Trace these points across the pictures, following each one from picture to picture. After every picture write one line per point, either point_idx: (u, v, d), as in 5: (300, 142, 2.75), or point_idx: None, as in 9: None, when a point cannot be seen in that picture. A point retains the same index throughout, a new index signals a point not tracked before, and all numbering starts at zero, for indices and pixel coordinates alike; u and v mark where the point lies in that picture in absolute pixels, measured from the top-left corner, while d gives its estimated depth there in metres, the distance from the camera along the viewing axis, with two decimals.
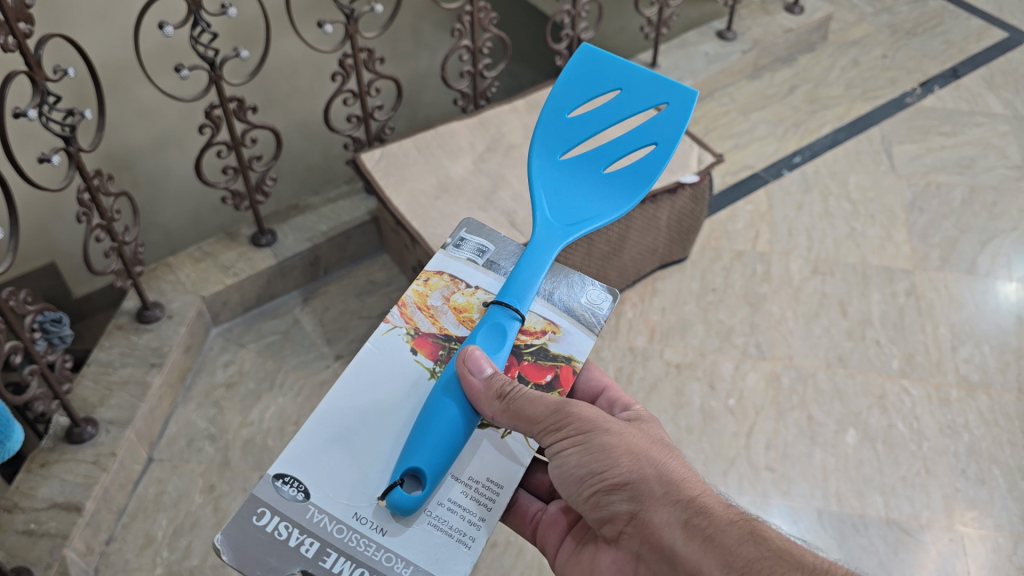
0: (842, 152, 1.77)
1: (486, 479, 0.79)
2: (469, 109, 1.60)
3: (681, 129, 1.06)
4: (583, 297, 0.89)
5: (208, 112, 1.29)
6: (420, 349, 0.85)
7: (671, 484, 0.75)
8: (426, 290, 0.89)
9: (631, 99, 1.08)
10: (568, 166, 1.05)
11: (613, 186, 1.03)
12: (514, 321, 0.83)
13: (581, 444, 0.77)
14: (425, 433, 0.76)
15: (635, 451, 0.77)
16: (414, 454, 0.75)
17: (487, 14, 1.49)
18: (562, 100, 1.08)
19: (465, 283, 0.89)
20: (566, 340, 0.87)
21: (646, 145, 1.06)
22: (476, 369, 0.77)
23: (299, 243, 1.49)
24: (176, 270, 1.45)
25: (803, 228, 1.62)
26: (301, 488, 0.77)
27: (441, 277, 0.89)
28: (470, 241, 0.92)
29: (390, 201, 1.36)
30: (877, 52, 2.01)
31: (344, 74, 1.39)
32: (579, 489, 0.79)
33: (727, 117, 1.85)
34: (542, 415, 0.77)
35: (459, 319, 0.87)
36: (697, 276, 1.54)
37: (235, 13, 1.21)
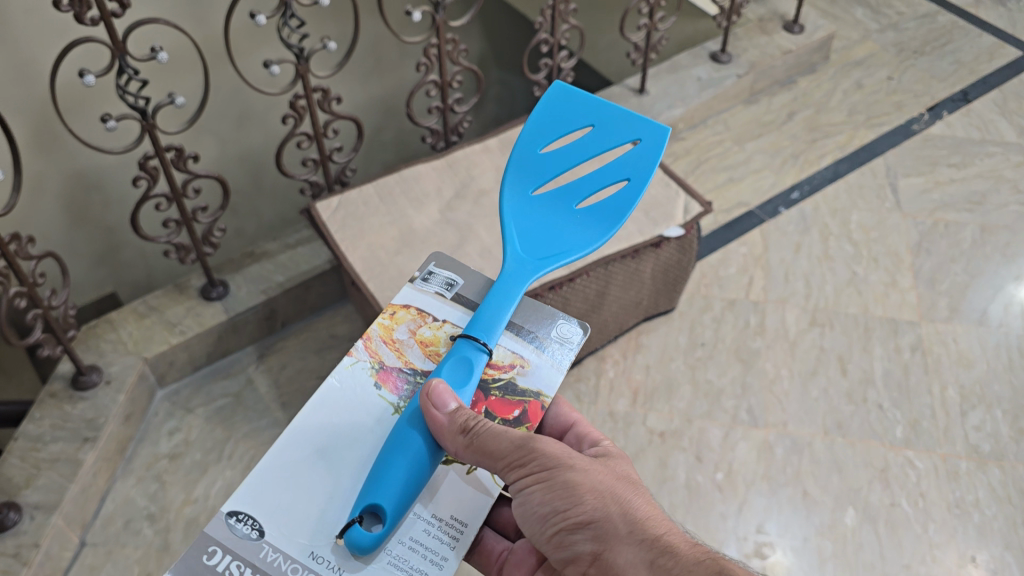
0: (844, 187, 1.65)
1: (449, 515, 0.73)
2: (439, 146, 1.47)
3: (654, 163, 0.98)
4: (552, 329, 0.82)
5: (142, 163, 1.18)
6: (384, 383, 0.79)
7: (636, 522, 0.72)
8: (391, 323, 0.82)
9: (604, 135, 1.01)
10: (540, 201, 0.97)
11: (586, 221, 0.95)
12: (480, 355, 0.77)
13: (542, 480, 0.73)
14: (385, 467, 0.70)
15: (599, 488, 0.74)
16: (375, 489, 0.69)
17: (457, 47, 1.37)
18: (533, 135, 1.02)
19: (432, 315, 0.83)
20: (535, 373, 0.80)
21: (616, 180, 0.99)
22: (440, 400, 0.71)
23: (252, 296, 1.39)
24: (119, 328, 1.35)
25: (801, 273, 1.50)
26: (255, 525, 0.70)
27: (407, 310, 0.83)
28: (439, 273, 0.85)
29: (346, 258, 1.25)
30: (882, 74, 1.88)
31: (296, 116, 1.27)
32: (542, 528, 0.75)
33: (721, 146, 1.72)
34: (506, 450, 0.72)
35: (425, 353, 0.81)
36: (685, 329, 1.42)
37: (167, 57, 1.10)
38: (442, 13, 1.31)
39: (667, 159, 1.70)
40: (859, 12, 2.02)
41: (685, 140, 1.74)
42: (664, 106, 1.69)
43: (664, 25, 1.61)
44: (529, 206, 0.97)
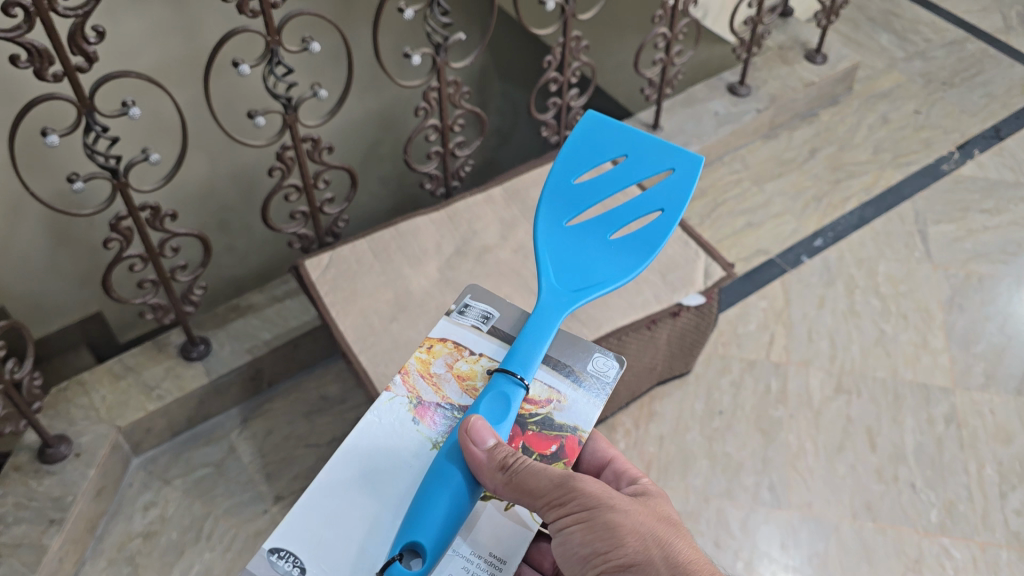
0: (870, 234, 1.55)
1: (486, 552, 0.70)
2: (439, 192, 1.36)
3: (686, 194, 0.97)
4: (588, 362, 0.78)
5: (114, 224, 1.08)
6: (421, 417, 0.76)
7: (679, 565, 0.70)
8: (428, 356, 0.79)
9: (637, 168, 1.01)
10: (574, 233, 0.94)
11: (621, 252, 0.92)
12: (518, 389, 0.74)
13: (583, 521, 0.70)
14: (425, 503, 0.67)
15: (641, 529, 0.71)
16: (415, 524, 0.66)
17: (459, 89, 1.26)
18: (564, 168, 1.00)
19: (469, 348, 0.80)
20: (572, 408, 0.76)
21: (648, 213, 0.97)
22: (479, 435, 0.68)
23: (236, 356, 1.29)
24: (92, 391, 1.25)
25: (825, 332, 1.40)
26: (295, 561, 0.67)
27: (445, 343, 0.80)
28: (475, 306, 0.82)
29: (337, 325, 1.15)
30: (909, 107, 1.77)
31: (283, 167, 1.16)
32: (581, 570, 0.72)
33: (739, 186, 1.62)
34: (546, 489, 0.69)
35: (462, 387, 0.77)
36: (702, 394, 1.32)
37: (140, 111, 1.00)
38: (443, 55, 1.20)
39: None
40: (883, 38, 1.91)
41: (700, 179, 1.63)
42: (679, 144, 1.58)
43: (681, 59, 1.51)
44: (562, 239, 0.94)
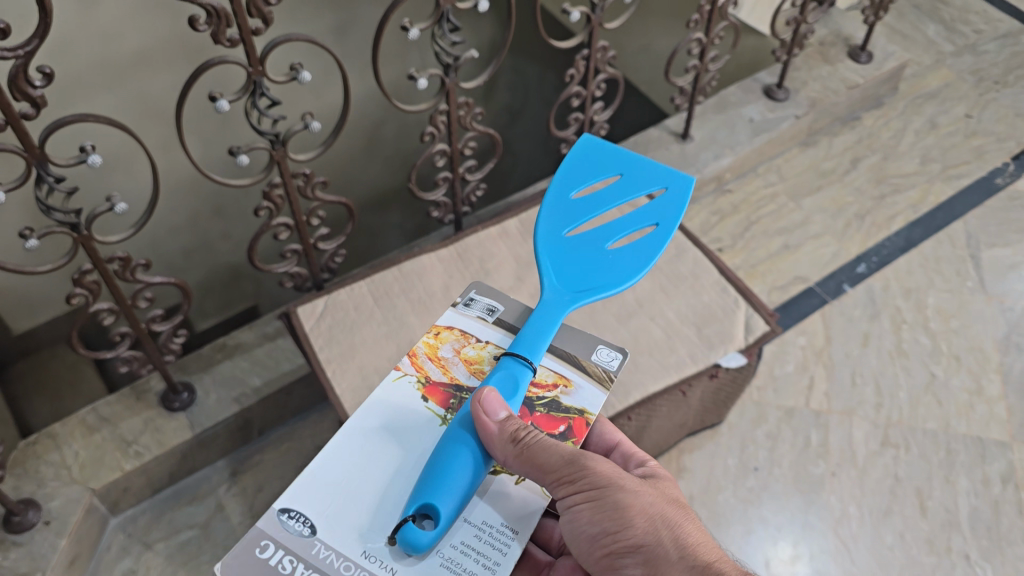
0: (918, 258, 1.41)
1: (501, 522, 0.65)
2: (446, 220, 1.23)
3: (681, 211, 0.89)
4: (591, 352, 0.74)
5: (77, 278, 0.95)
6: (431, 396, 0.72)
7: (688, 545, 0.66)
8: (435, 341, 0.75)
9: (630, 185, 0.92)
10: (575, 242, 0.86)
11: (620, 262, 0.85)
12: (527, 371, 0.70)
13: (593, 501, 0.66)
14: (437, 465, 0.64)
15: (649, 509, 0.67)
16: (430, 485, 0.62)
17: (470, 111, 1.12)
18: (567, 175, 0.92)
19: (476, 335, 0.75)
20: (579, 393, 0.72)
21: (642, 227, 0.89)
22: (490, 406, 0.65)
23: (223, 406, 1.16)
24: (63, 446, 1.12)
25: (869, 374, 1.28)
26: (307, 524, 0.64)
27: (451, 330, 0.75)
28: (480, 300, 0.77)
29: (333, 385, 1.01)
30: (958, 110, 1.61)
31: (271, 206, 1.03)
32: (589, 549, 0.68)
33: (774, 202, 1.48)
34: (559, 467, 0.64)
35: (470, 370, 0.73)
36: (734, 449, 1.21)
37: (99, 159, 0.86)
38: (453, 75, 1.05)
39: (711, 218, 1.46)
40: (931, 29, 1.73)
41: (732, 194, 1.49)
42: (710, 156, 1.44)
43: (716, 65, 1.35)
44: (563, 248, 0.86)
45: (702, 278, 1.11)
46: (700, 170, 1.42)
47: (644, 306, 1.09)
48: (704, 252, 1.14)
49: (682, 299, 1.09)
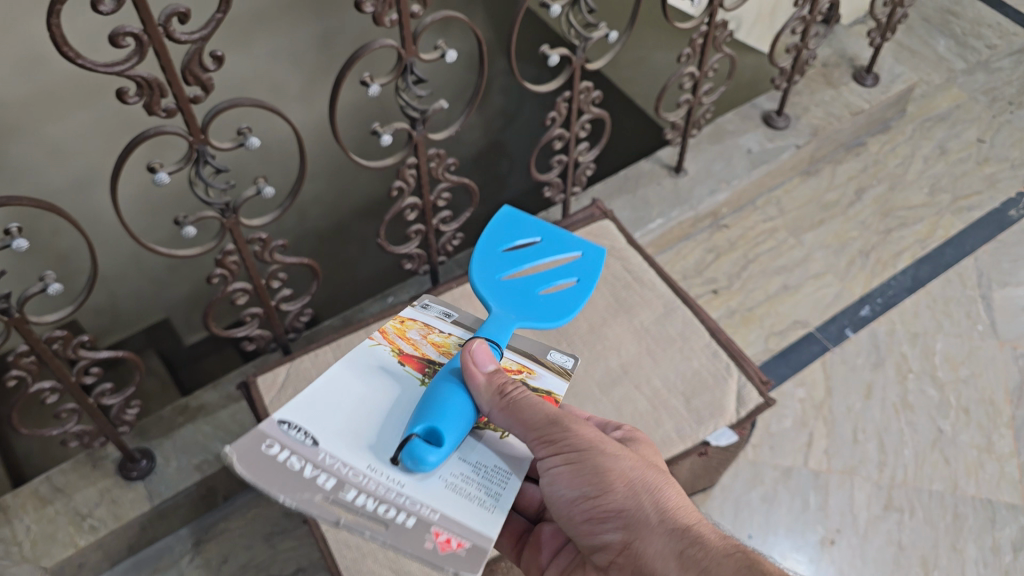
0: (925, 299, 1.33)
1: (495, 462, 0.62)
2: (422, 271, 1.16)
3: (600, 270, 0.84)
4: (546, 353, 0.70)
5: (13, 360, 0.88)
6: (407, 362, 0.66)
7: (670, 510, 0.62)
8: (402, 326, 0.69)
9: (551, 248, 0.85)
10: (504, 285, 0.80)
11: (549, 304, 0.78)
12: (494, 352, 0.67)
13: (574, 463, 0.62)
14: (437, 396, 0.60)
15: (630, 472, 0.63)
16: (434, 411, 0.59)
17: (442, 162, 1.04)
18: (487, 241, 0.85)
19: (439, 327, 0.69)
20: (544, 379, 0.68)
21: (563, 281, 0.82)
22: (480, 359, 0.62)
23: (183, 474, 1.10)
24: (14, 520, 1.05)
25: (872, 430, 1.20)
26: (307, 434, 0.59)
27: (415, 322, 0.69)
28: (435, 305, 0.71)
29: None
30: (969, 134, 1.53)
31: (226, 274, 0.96)
32: (568, 512, 0.64)
33: (773, 238, 1.40)
34: (542, 425, 0.61)
35: (439, 349, 0.67)
36: (727, 514, 1.13)
37: (26, 243, 0.78)
38: (421, 128, 0.98)
39: (707, 256, 1.38)
40: (941, 44, 1.64)
41: (729, 229, 1.41)
42: (706, 191, 1.35)
43: (710, 97, 1.27)
44: (492, 289, 0.79)
45: (692, 340, 1.03)
46: (695, 207, 1.34)
47: (629, 372, 1.00)
48: (694, 312, 1.05)
49: (670, 365, 1.01)
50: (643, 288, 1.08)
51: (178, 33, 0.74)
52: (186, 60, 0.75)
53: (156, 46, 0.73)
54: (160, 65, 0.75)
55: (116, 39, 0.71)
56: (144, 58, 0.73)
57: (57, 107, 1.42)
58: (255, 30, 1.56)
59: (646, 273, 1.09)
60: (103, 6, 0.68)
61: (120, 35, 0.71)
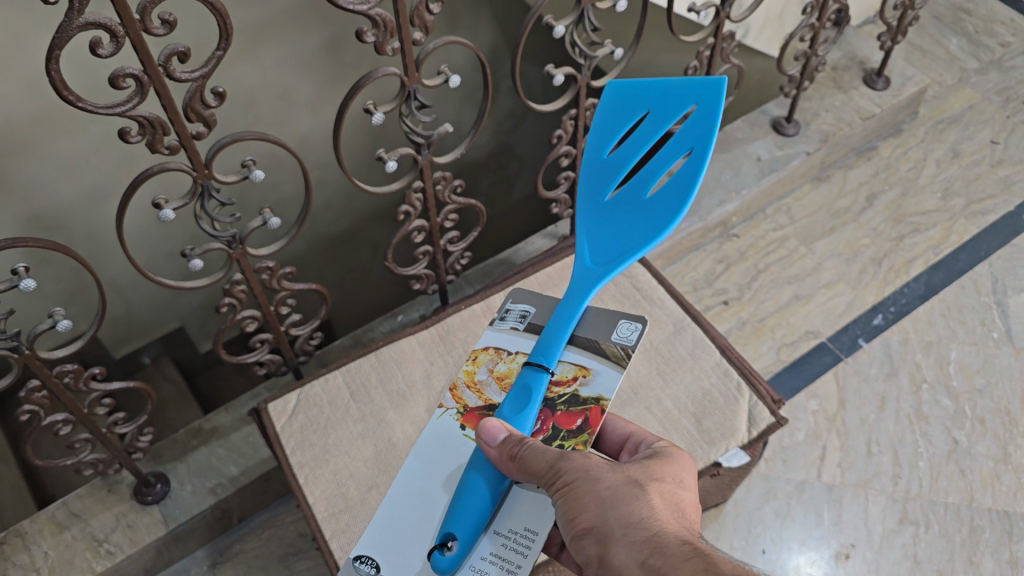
0: (939, 306, 1.32)
1: (523, 526, 0.62)
2: (431, 289, 1.17)
3: (717, 123, 0.77)
4: (611, 331, 0.70)
5: (26, 397, 0.89)
6: (468, 421, 0.72)
7: (636, 522, 0.59)
8: (473, 367, 0.73)
9: (663, 118, 0.82)
10: (612, 205, 0.80)
11: (657, 211, 0.77)
12: (543, 377, 0.66)
13: (565, 496, 0.60)
14: (460, 495, 0.64)
15: (603, 492, 0.60)
16: (454, 512, 0.63)
17: (448, 184, 1.04)
18: (597, 138, 0.85)
19: (507, 348, 0.73)
20: (597, 380, 0.67)
21: (676, 160, 0.78)
22: (490, 430, 0.63)
23: (197, 498, 1.11)
24: (33, 546, 1.06)
25: (886, 442, 1.19)
26: (372, 564, 0.68)
27: (487, 351, 0.73)
28: (515, 308, 0.75)
29: (305, 494, 0.90)
30: (983, 136, 1.52)
31: (237, 303, 0.97)
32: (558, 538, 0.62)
33: (783, 247, 1.39)
34: (539, 471, 0.60)
35: (501, 387, 0.71)
36: (741, 530, 1.13)
37: (33, 282, 0.77)
38: (426, 152, 0.97)
39: (717, 267, 1.37)
40: (953, 43, 1.63)
41: (739, 238, 1.40)
42: (715, 202, 1.34)
43: None
44: (600, 215, 0.80)
45: (702, 359, 1.00)
46: (704, 218, 1.33)
47: (639, 394, 0.98)
48: (704, 330, 1.02)
49: (680, 386, 0.98)
50: (653, 305, 1.05)
51: (178, 72, 0.74)
52: (188, 98, 0.75)
53: (157, 85, 0.73)
54: (162, 104, 0.75)
55: (116, 80, 0.71)
56: (146, 97, 0.73)
57: (65, 122, 1.41)
58: (262, 38, 1.53)
59: (655, 290, 1.06)
60: (102, 48, 0.67)
61: (121, 76, 0.71)
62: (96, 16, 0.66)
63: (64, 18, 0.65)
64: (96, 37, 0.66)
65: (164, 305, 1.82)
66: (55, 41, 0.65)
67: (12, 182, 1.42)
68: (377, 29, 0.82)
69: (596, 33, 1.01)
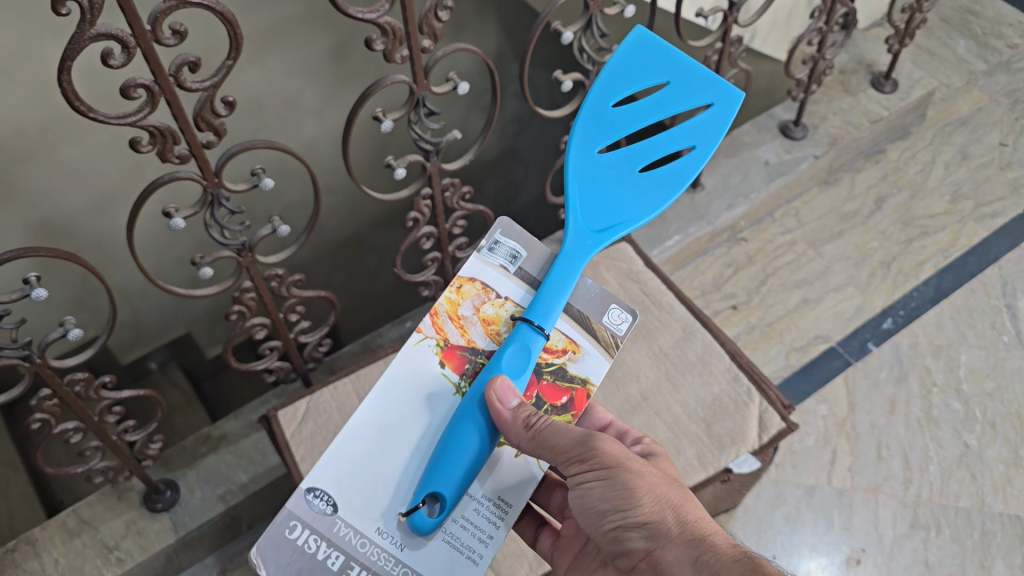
0: (949, 310, 1.31)
1: (498, 496, 0.65)
2: (439, 296, 1.17)
3: (724, 132, 0.84)
4: (603, 313, 0.70)
5: (35, 404, 0.89)
6: (448, 360, 0.68)
7: (690, 521, 0.61)
8: (457, 297, 0.70)
9: (675, 98, 0.85)
10: (608, 163, 0.82)
11: (653, 188, 0.81)
12: (538, 338, 0.66)
13: (604, 478, 0.63)
14: (444, 449, 0.62)
15: (655, 488, 0.62)
16: (436, 472, 0.61)
17: (457, 191, 1.04)
18: (603, 87, 0.85)
19: (496, 290, 0.70)
20: (586, 361, 0.69)
21: (678, 148, 0.83)
22: (504, 391, 0.62)
23: (207, 504, 1.11)
24: (43, 553, 1.06)
25: (896, 447, 1.18)
26: (327, 500, 0.64)
27: (473, 283, 0.70)
28: (505, 244, 0.71)
29: None
30: (992, 138, 1.51)
31: (246, 311, 0.97)
32: (594, 523, 0.64)
33: (792, 251, 1.39)
34: (567, 445, 0.62)
35: (487, 332, 0.69)
36: (751, 535, 1.12)
37: (45, 292, 0.77)
38: (435, 159, 0.97)
39: (725, 271, 1.37)
40: (961, 45, 1.63)
41: (747, 243, 1.40)
42: (723, 206, 1.33)
43: None
44: (592, 168, 0.81)
45: (712, 364, 1.00)
46: (712, 222, 1.33)
47: (649, 400, 0.98)
48: (714, 335, 1.02)
49: (689, 391, 0.98)
50: (662, 311, 1.05)
51: (189, 82, 0.74)
52: (198, 108, 0.75)
53: (167, 96, 0.74)
54: (173, 114, 0.75)
55: (128, 90, 0.71)
56: (156, 108, 0.73)
57: (74, 130, 1.41)
58: (270, 44, 1.54)
59: (664, 295, 1.06)
60: (113, 59, 0.68)
61: (132, 86, 0.71)
62: (108, 27, 0.67)
63: (76, 30, 0.65)
64: (107, 48, 0.66)
65: (172, 310, 1.83)
66: (67, 52, 0.66)
67: (20, 189, 1.43)
68: (386, 37, 0.82)
69: (604, 39, 1.01)
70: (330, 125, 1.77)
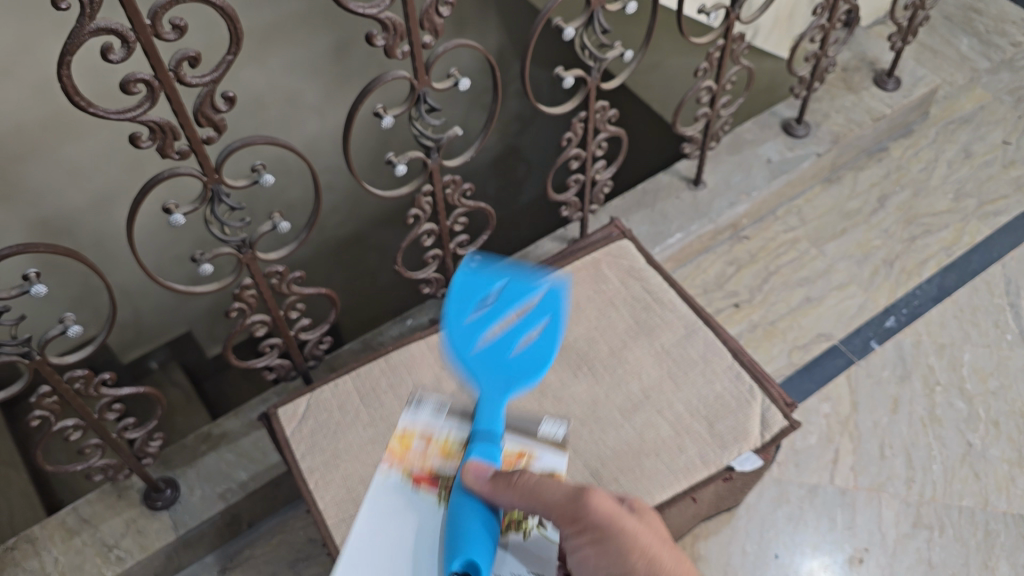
0: (952, 308, 1.31)
1: (526, 569, 0.70)
2: (440, 293, 1.16)
3: None
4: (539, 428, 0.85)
5: (35, 402, 0.88)
6: (420, 483, 0.79)
7: None
8: (403, 444, 0.82)
9: None
10: None
11: None
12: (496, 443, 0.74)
13: (595, 541, 0.67)
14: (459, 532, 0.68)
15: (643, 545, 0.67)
16: (466, 547, 0.67)
17: (457, 188, 1.03)
18: None
19: (437, 428, 0.82)
20: (540, 460, 0.82)
21: None
22: (480, 468, 0.69)
23: (207, 503, 1.11)
24: (43, 551, 1.06)
25: (899, 445, 1.18)
26: None
27: (411, 431, 0.82)
28: (427, 401, 0.84)
29: (316, 499, 0.90)
30: (995, 136, 1.51)
31: (246, 308, 0.97)
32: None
33: (794, 249, 1.38)
34: (561, 506, 0.68)
35: (444, 455, 0.80)
36: (753, 534, 1.12)
37: (44, 288, 0.77)
38: (436, 156, 0.97)
39: (727, 269, 1.36)
40: (964, 43, 1.62)
41: (749, 241, 1.40)
42: (725, 204, 1.33)
43: (729, 110, 1.24)
44: None
45: (714, 362, 0.99)
46: (714, 220, 1.32)
47: (650, 398, 0.97)
48: (716, 333, 1.01)
49: (691, 389, 0.97)
50: (664, 309, 1.04)
51: (189, 77, 0.73)
52: (198, 104, 0.75)
53: (167, 91, 0.73)
54: (173, 109, 0.75)
55: (127, 85, 0.71)
56: (156, 103, 0.73)
57: (73, 127, 1.42)
58: (271, 42, 1.53)
59: (666, 293, 1.05)
60: (113, 54, 0.67)
61: (132, 81, 0.71)
62: (108, 21, 0.66)
63: (75, 24, 0.64)
64: (107, 43, 0.66)
65: (173, 309, 1.83)
66: (66, 46, 0.65)
67: (20, 187, 1.44)
68: (387, 33, 0.81)
69: (605, 35, 1.01)
70: (331, 123, 1.77)
